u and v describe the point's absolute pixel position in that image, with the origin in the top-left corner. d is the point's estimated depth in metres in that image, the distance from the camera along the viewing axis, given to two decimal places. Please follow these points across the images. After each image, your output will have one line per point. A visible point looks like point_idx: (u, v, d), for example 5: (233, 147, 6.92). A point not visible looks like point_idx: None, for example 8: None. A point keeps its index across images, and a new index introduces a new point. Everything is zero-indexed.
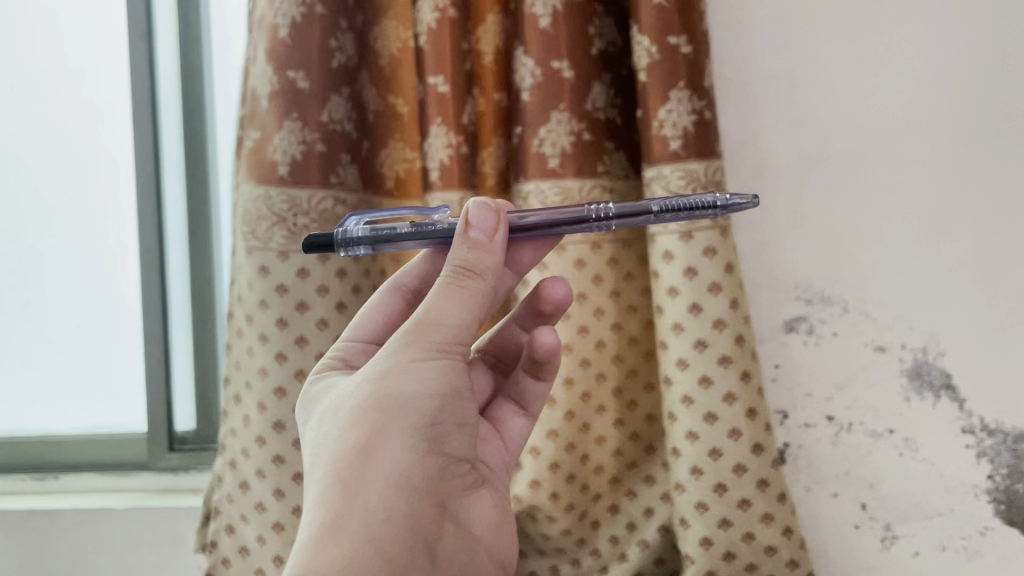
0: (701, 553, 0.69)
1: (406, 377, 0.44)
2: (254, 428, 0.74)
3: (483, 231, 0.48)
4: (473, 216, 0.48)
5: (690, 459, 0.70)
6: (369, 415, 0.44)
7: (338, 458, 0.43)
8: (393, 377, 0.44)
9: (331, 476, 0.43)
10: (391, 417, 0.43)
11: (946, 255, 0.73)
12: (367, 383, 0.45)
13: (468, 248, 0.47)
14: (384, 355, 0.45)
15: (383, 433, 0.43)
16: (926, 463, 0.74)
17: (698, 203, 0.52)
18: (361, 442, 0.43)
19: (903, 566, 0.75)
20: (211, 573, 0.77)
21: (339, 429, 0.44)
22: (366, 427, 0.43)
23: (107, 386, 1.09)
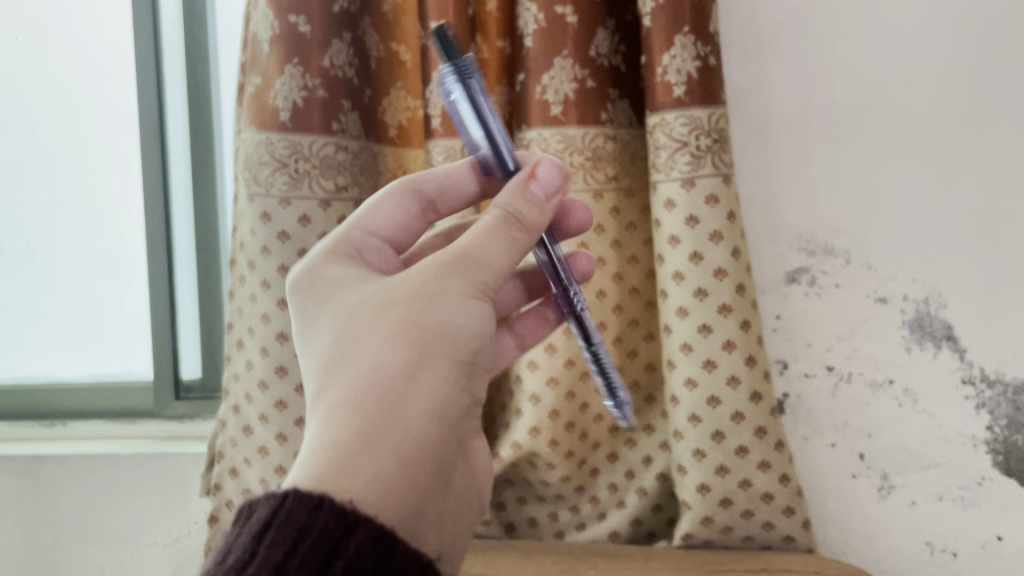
0: (698, 499, 0.71)
1: (450, 306, 0.44)
2: (257, 372, 0.75)
3: (545, 189, 0.51)
4: (543, 169, 0.52)
5: (688, 406, 0.70)
6: (412, 337, 0.43)
7: (376, 370, 0.41)
8: (437, 302, 0.44)
9: (367, 387, 0.41)
10: (434, 345, 0.43)
11: (951, 205, 0.73)
12: (407, 302, 0.44)
13: (529, 199, 0.50)
14: (421, 278, 0.45)
15: (425, 358, 0.43)
16: (925, 414, 0.74)
17: (612, 380, 0.58)
18: (403, 362, 0.42)
19: (899, 515, 0.75)
20: (215, 516, 0.78)
21: (373, 340, 0.42)
22: (408, 346, 0.42)
23: (113, 335, 1.10)
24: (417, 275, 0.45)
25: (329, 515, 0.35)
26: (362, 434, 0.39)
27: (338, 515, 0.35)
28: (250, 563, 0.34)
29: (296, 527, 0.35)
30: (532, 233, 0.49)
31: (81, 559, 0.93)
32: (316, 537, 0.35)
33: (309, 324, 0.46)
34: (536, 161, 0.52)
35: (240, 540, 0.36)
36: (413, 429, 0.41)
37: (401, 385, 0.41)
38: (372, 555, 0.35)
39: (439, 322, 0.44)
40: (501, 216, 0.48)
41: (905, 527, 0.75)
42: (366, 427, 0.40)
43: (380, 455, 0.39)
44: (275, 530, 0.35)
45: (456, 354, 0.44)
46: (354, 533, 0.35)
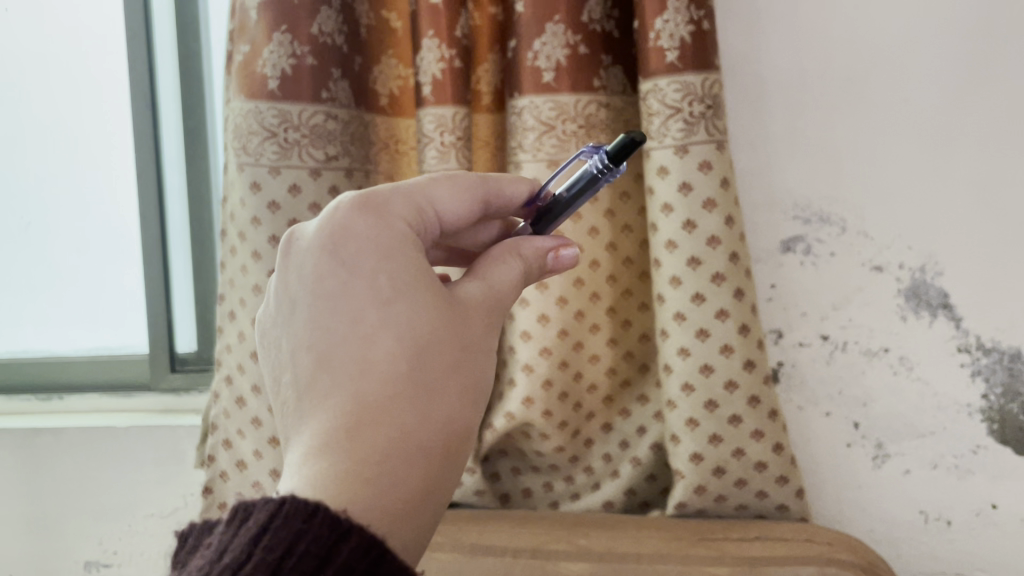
0: (691, 468, 0.71)
1: (493, 372, 0.41)
2: (249, 343, 0.75)
3: (554, 266, 0.47)
4: (566, 248, 0.47)
5: (681, 375, 0.70)
6: (470, 394, 0.39)
7: (436, 414, 0.37)
8: (489, 365, 0.41)
9: (427, 428, 0.36)
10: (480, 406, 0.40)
11: (948, 172, 0.72)
12: (471, 350, 0.40)
13: (538, 264, 0.46)
14: (486, 331, 0.41)
15: (473, 418, 0.39)
16: (920, 383, 0.74)
17: None
18: (460, 415, 0.38)
19: (893, 483, 0.75)
20: (210, 487, 0.78)
21: (441, 376, 0.38)
22: (466, 402, 0.39)
23: (108, 309, 1.10)
24: (482, 317, 0.41)
25: (326, 520, 0.31)
26: (414, 482, 0.35)
27: (334, 519, 0.31)
28: (242, 567, 0.29)
29: (290, 530, 0.30)
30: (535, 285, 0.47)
31: (78, 531, 0.94)
32: (310, 542, 0.30)
33: (350, 285, 0.38)
34: (562, 239, 0.47)
35: (234, 543, 0.31)
36: (446, 487, 0.37)
37: (452, 439, 0.37)
38: (368, 568, 0.30)
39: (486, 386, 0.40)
40: (523, 266, 0.45)
41: (899, 496, 0.75)
42: (418, 476, 0.35)
43: (422, 513, 0.35)
44: (270, 532, 0.30)
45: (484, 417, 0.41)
46: (350, 535, 0.31)
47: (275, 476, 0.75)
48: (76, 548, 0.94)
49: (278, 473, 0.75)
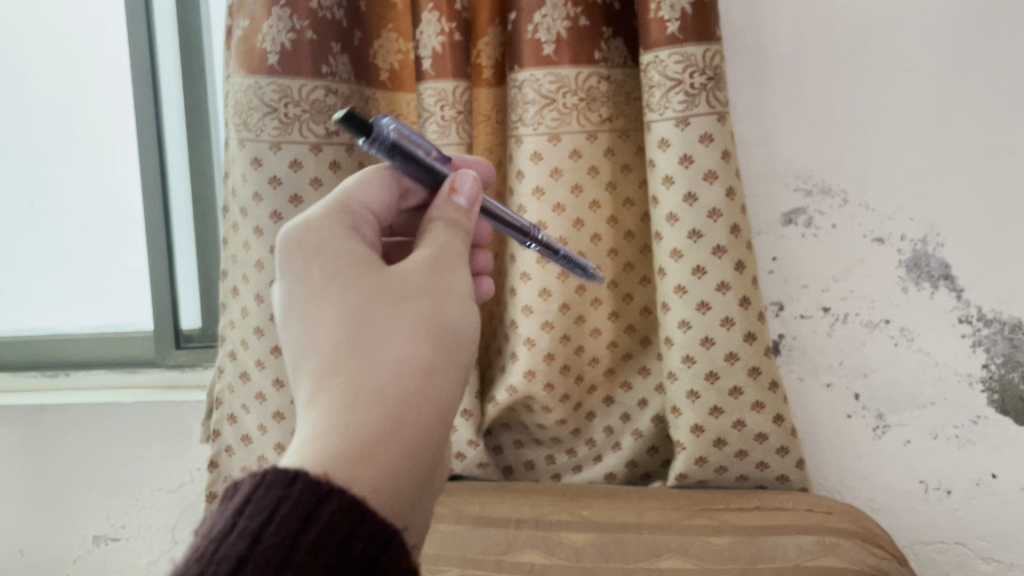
0: (692, 439, 0.71)
1: (459, 314, 0.41)
2: (252, 318, 0.75)
3: (465, 197, 0.47)
4: (464, 182, 0.47)
5: (682, 348, 0.70)
6: (432, 335, 0.39)
7: (391, 361, 0.37)
8: (449, 307, 0.41)
9: (383, 376, 0.36)
10: (448, 346, 0.39)
11: (950, 143, 0.71)
12: (425, 298, 0.40)
13: (457, 210, 0.46)
14: (438, 279, 0.41)
15: (440, 358, 0.39)
16: (920, 353, 0.74)
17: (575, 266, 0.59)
18: (420, 355, 0.38)
19: (893, 453, 0.76)
20: (215, 461, 0.80)
21: (391, 328, 0.38)
22: (427, 342, 0.38)
23: (113, 287, 1.10)
24: (431, 269, 0.41)
25: (305, 487, 0.31)
26: (375, 424, 0.35)
27: (311, 486, 0.31)
28: (226, 536, 0.30)
29: (269, 501, 0.31)
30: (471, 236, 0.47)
31: (86, 505, 0.95)
32: (287, 510, 0.30)
33: (297, 295, 0.40)
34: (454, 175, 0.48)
35: (219, 517, 0.31)
36: (423, 425, 0.36)
37: (417, 378, 0.37)
38: (350, 530, 0.31)
39: (451, 326, 0.40)
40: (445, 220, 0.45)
41: (899, 466, 0.76)
42: (378, 419, 0.35)
43: (394, 450, 0.35)
44: (250, 504, 0.31)
45: (462, 360, 0.40)
46: (330, 499, 0.31)
47: (279, 449, 0.76)
48: (84, 522, 0.95)
49: (282, 447, 0.76)
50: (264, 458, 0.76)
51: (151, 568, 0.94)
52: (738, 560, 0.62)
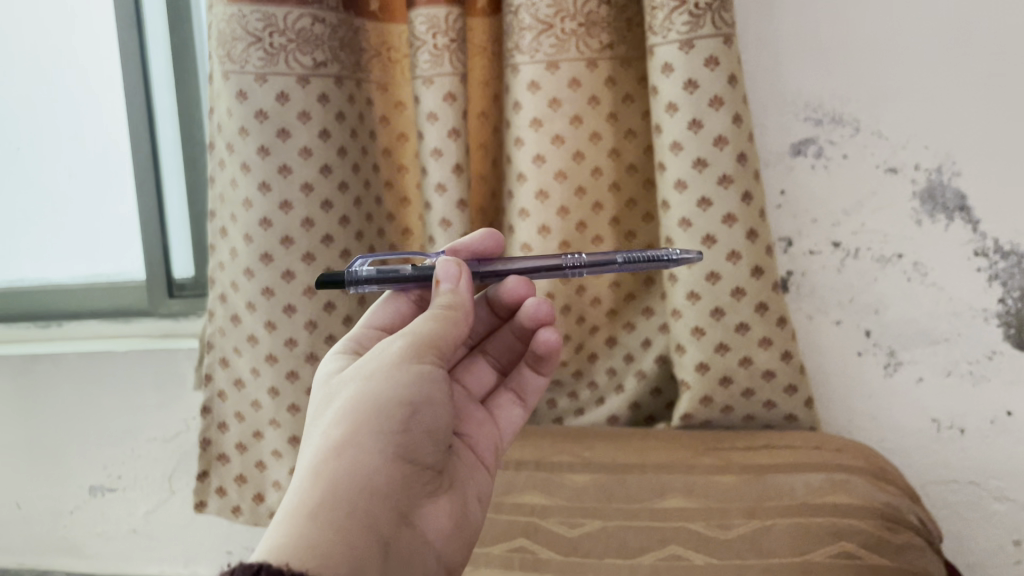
0: (697, 378, 0.69)
1: (389, 383, 0.42)
2: (241, 260, 0.72)
3: (449, 280, 0.48)
4: (441, 269, 0.48)
5: (687, 284, 0.68)
6: (348, 418, 0.41)
7: (309, 459, 0.40)
8: (373, 384, 0.42)
9: (301, 473, 0.39)
10: (368, 418, 0.41)
11: (968, 67, 0.68)
12: (349, 393, 0.43)
13: (447, 298, 0.47)
14: (368, 368, 0.44)
15: (358, 432, 0.40)
16: (933, 288, 0.71)
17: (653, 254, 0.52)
18: (333, 439, 0.40)
19: (905, 392, 0.74)
20: (208, 406, 0.78)
21: (315, 435, 0.41)
22: (342, 427, 0.41)
23: (104, 235, 1.08)
24: (365, 367, 0.44)
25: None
26: (287, 509, 0.37)
27: None
28: None
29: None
30: (464, 315, 0.47)
31: (81, 456, 0.93)
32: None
33: None
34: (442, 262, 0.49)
35: None
36: (340, 493, 0.38)
37: (331, 458, 0.39)
38: None
39: (374, 399, 0.42)
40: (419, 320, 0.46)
41: (910, 405, 0.74)
42: (292, 503, 0.37)
43: (307, 519, 0.36)
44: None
45: (395, 425, 0.41)
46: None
47: (273, 394, 0.74)
48: (81, 472, 0.94)
49: (277, 390, 0.74)
50: (259, 403, 0.75)
51: (150, 517, 0.94)
52: (743, 501, 0.61)
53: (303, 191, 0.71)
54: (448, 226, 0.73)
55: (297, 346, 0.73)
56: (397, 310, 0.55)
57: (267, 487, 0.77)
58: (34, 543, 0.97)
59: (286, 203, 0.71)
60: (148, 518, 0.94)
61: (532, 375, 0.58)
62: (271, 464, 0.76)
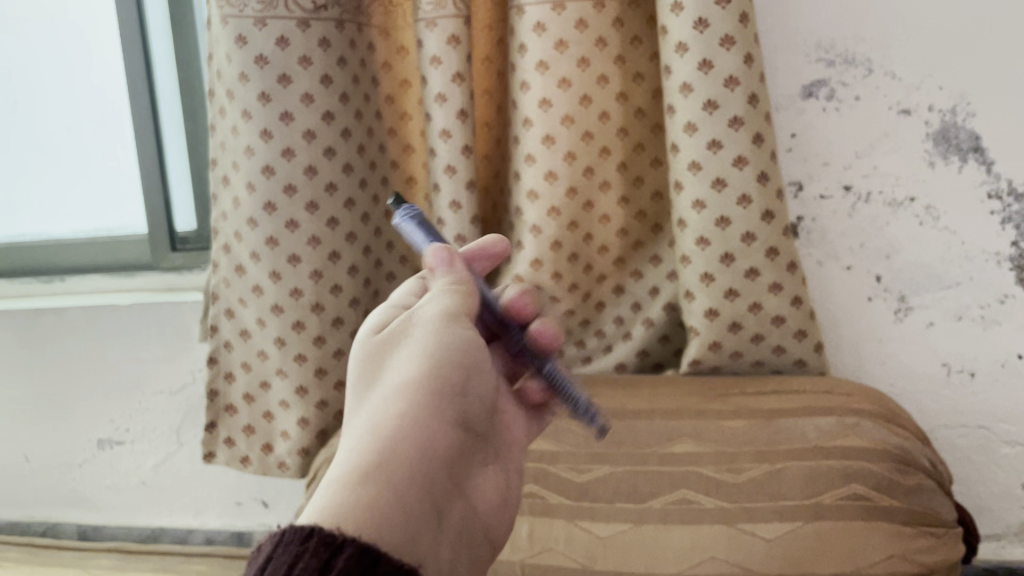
0: (706, 324, 0.69)
1: (450, 349, 0.43)
2: (244, 209, 0.71)
3: (445, 266, 0.47)
4: (433, 257, 0.47)
5: (696, 230, 0.67)
6: (413, 382, 0.42)
7: (375, 415, 0.41)
8: (435, 344, 0.43)
9: (365, 430, 0.40)
10: (432, 382, 0.42)
11: (986, 5, 0.66)
12: (409, 352, 0.43)
13: (449, 283, 0.47)
14: (425, 329, 0.44)
15: (422, 395, 0.41)
16: (946, 233, 0.70)
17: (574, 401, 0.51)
18: (399, 400, 0.41)
19: (916, 337, 0.73)
20: (213, 357, 0.78)
21: (379, 390, 0.42)
22: (406, 387, 0.42)
23: (105, 189, 1.07)
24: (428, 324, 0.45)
25: (318, 540, 0.32)
26: (353, 465, 0.38)
27: (326, 539, 0.33)
28: None
29: (288, 556, 0.32)
30: (473, 292, 0.47)
31: (88, 409, 0.93)
32: (308, 560, 0.31)
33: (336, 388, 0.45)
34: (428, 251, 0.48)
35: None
36: (405, 455, 0.39)
37: (398, 419, 0.40)
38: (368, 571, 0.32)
39: (436, 362, 0.43)
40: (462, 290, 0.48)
41: (921, 350, 0.73)
42: (358, 459, 0.38)
43: (376, 477, 0.37)
44: (270, 562, 0.31)
45: (452, 390, 0.43)
46: (345, 547, 0.32)
47: (279, 344, 0.74)
48: (89, 426, 0.94)
49: (283, 341, 0.74)
50: (265, 354, 0.75)
51: (159, 469, 0.94)
52: (754, 444, 0.61)
53: (305, 138, 0.70)
54: (453, 173, 0.72)
55: (303, 297, 0.72)
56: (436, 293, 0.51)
57: (276, 437, 0.78)
58: (46, 495, 0.98)
59: (289, 150, 0.69)
60: (157, 470, 0.94)
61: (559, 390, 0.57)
62: (279, 414, 0.77)
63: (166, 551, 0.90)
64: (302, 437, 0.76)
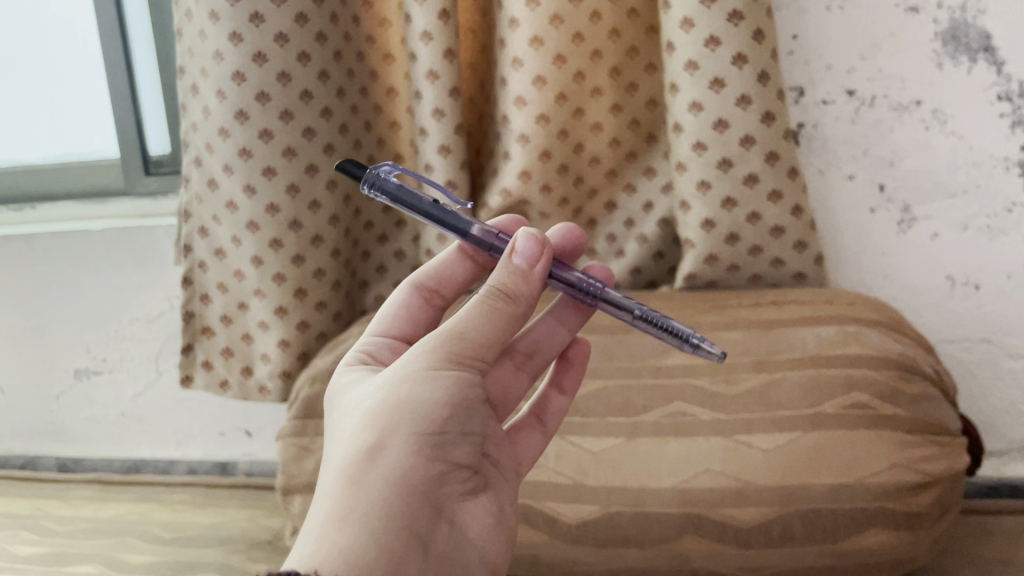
0: (702, 237, 0.66)
1: (426, 382, 0.38)
2: (215, 119, 0.67)
3: (523, 259, 0.42)
4: (520, 240, 0.43)
5: (692, 134, 0.63)
6: (381, 422, 0.37)
7: (341, 461, 0.36)
8: (406, 379, 0.38)
9: (331, 481, 0.36)
10: (402, 421, 0.37)
11: None
12: (382, 388, 0.38)
13: (507, 272, 0.42)
14: (401, 365, 0.39)
15: (390, 436, 0.36)
16: (953, 138, 0.67)
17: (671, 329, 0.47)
18: (364, 443, 0.36)
19: (919, 249, 0.70)
20: (188, 278, 0.75)
21: (347, 434, 0.38)
22: (373, 428, 0.37)
23: (75, 112, 1.02)
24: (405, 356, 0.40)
25: None
26: (319, 519, 0.34)
27: None
28: None
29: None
30: (522, 304, 0.41)
31: (65, 339, 0.91)
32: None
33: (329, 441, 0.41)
34: (517, 233, 0.43)
35: None
36: (371, 506, 0.34)
37: (363, 466, 0.36)
38: None
39: (407, 398, 0.37)
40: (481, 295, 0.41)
41: (924, 263, 0.71)
42: (323, 514, 0.35)
43: (335, 531, 0.34)
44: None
45: (432, 424, 0.37)
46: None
47: (256, 263, 0.70)
48: (65, 356, 0.92)
49: (260, 261, 0.70)
50: (242, 274, 0.72)
51: (138, 400, 0.92)
52: (751, 354, 0.58)
53: (276, 41, 0.65)
54: (436, 78, 0.68)
55: (280, 213, 0.69)
56: (407, 314, 0.50)
57: (256, 360, 0.75)
58: (26, 428, 0.96)
59: (260, 55, 0.65)
60: (137, 401, 0.92)
61: (554, 395, 0.53)
62: (258, 337, 0.74)
63: (148, 481, 0.88)
64: (282, 360, 0.73)
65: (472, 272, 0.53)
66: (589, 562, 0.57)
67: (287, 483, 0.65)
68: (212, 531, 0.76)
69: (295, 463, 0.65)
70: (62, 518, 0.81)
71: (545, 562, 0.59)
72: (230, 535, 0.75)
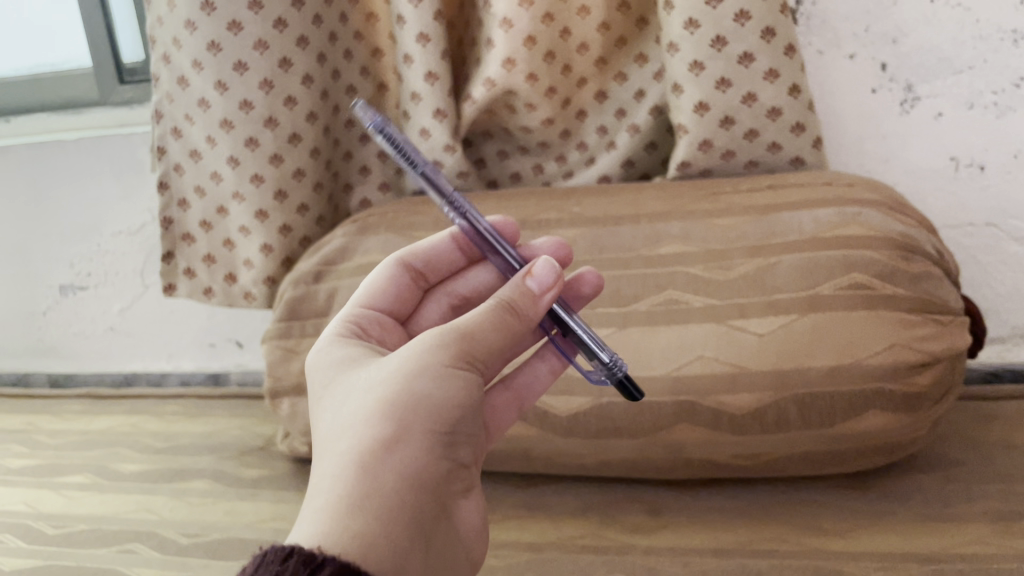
0: (695, 121, 0.63)
1: (440, 378, 0.33)
2: (180, 10, 0.64)
3: (539, 284, 0.37)
4: (540, 262, 0.38)
5: (684, 11, 0.60)
6: (396, 410, 0.32)
7: (349, 446, 0.31)
8: (424, 372, 0.33)
9: (339, 461, 0.31)
10: (417, 417, 0.32)
11: None
12: (395, 374, 0.33)
13: (517, 292, 0.37)
14: (414, 351, 0.34)
15: (405, 429, 0.31)
16: (959, 10, 0.63)
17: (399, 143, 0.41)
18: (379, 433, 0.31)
19: (923, 130, 0.68)
20: (164, 183, 0.73)
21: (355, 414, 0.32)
22: (384, 419, 0.31)
23: (45, 21, 0.98)
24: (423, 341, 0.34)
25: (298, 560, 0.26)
26: (324, 506, 0.29)
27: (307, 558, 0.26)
28: None
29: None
30: (526, 324, 0.37)
31: (47, 253, 0.90)
32: None
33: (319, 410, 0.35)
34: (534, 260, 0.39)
35: None
36: (386, 495, 0.30)
37: (371, 456, 0.30)
38: None
39: (418, 392, 0.32)
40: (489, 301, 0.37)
41: (927, 145, 0.68)
42: (326, 500, 0.29)
43: (350, 516, 0.29)
44: None
45: (444, 425, 0.32)
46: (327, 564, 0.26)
47: (233, 164, 0.68)
48: (50, 271, 0.90)
49: (237, 161, 0.68)
50: (219, 176, 0.70)
51: (125, 314, 0.90)
52: (746, 239, 0.56)
53: None
54: None
55: (254, 110, 0.66)
56: (396, 293, 0.45)
57: (239, 266, 0.73)
58: (15, 344, 0.95)
59: None
60: (124, 315, 0.90)
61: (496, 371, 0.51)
62: (240, 242, 0.72)
63: (139, 394, 0.87)
64: (266, 265, 0.71)
65: (459, 269, 0.49)
66: (581, 455, 0.57)
67: (274, 386, 0.64)
68: (204, 439, 0.75)
69: (281, 365, 0.64)
70: (54, 432, 0.80)
71: (537, 456, 0.58)
72: (221, 443, 0.74)
